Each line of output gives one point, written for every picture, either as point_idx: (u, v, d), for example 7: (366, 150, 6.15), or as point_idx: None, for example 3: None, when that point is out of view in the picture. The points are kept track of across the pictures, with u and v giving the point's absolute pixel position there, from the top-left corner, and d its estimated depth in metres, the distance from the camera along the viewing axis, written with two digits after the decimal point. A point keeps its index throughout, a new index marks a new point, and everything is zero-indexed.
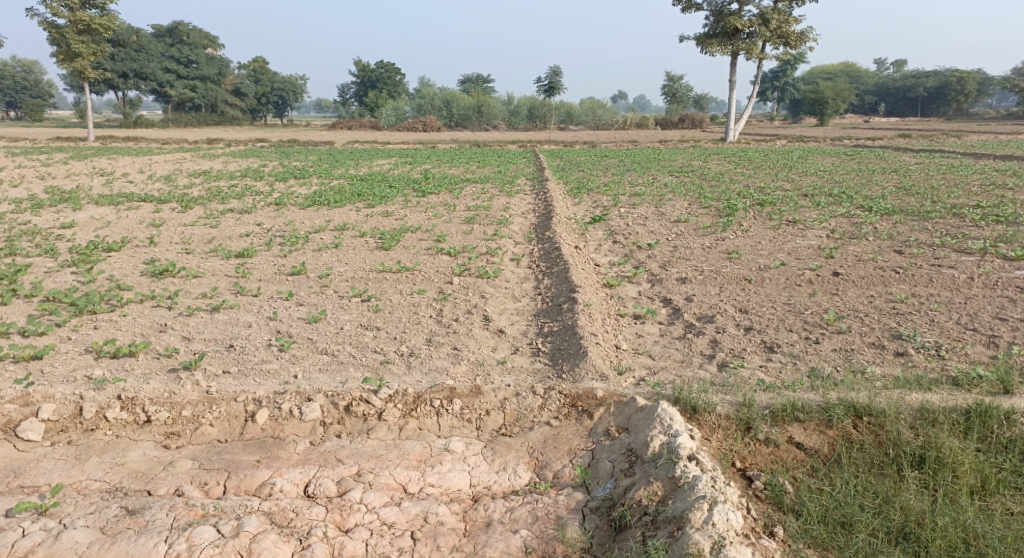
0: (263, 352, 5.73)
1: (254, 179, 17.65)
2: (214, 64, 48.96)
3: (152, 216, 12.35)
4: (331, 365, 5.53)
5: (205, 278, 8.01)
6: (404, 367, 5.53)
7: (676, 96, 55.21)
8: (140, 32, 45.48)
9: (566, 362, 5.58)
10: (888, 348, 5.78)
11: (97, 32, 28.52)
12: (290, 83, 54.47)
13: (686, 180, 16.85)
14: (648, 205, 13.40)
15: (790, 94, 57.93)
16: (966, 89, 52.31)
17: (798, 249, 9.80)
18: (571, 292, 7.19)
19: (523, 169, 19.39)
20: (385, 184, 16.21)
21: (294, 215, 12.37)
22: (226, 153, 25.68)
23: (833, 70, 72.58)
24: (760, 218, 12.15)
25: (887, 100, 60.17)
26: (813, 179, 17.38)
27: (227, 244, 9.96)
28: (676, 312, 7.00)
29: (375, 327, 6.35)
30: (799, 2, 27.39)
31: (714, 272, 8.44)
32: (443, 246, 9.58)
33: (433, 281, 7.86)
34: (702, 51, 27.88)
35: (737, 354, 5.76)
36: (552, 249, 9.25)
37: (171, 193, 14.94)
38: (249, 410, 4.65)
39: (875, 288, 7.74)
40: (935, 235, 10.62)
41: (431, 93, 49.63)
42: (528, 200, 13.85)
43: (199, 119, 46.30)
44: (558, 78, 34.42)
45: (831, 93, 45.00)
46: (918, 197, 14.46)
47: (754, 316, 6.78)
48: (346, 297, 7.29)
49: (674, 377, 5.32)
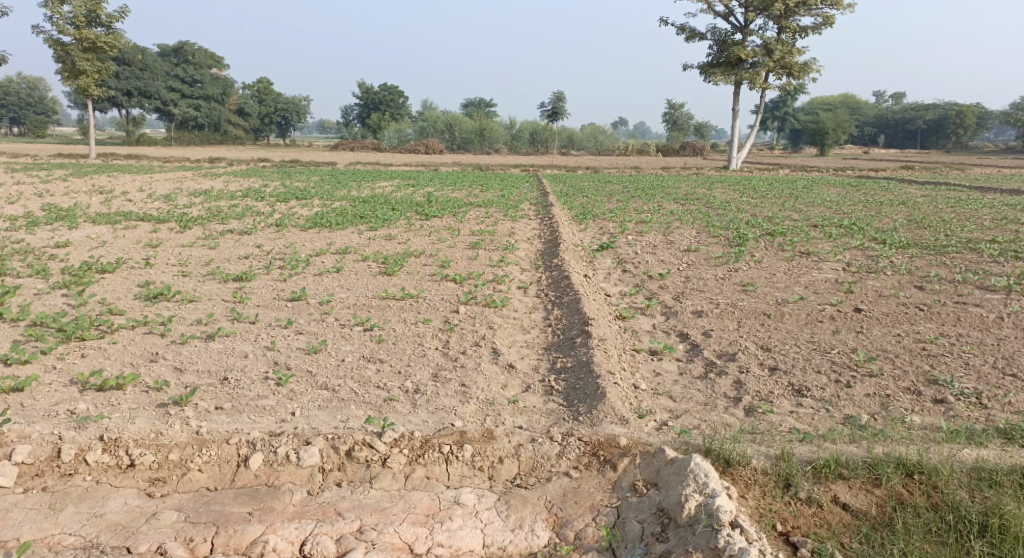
0: (258, 387, 5.37)
1: (255, 200, 17.37)
2: (218, 84, 48.98)
3: (148, 236, 12.04)
4: (331, 402, 5.16)
5: (200, 303, 7.68)
6: (409, 405, 5.16)
7: (677, 123, 55.29)
8: (146, 51, 45.59)
9: (582, 403, 5.22)
10: (926, 395, 5.43)
11: (102, 50, 28.42)
12: (293, 103, 54.59)
13: (693, 208, 16.59)
14: (655, 233, 13.11)
15: (791, 124, 58.06)
16: (966, 122, 52.49)
17: (815, 283, 9.48)
18: (584, 325, 6.85)
19: (526, 194, 19.13)
20: (387, 206, 15.92)
21: (295, 237, 12.08)
22: (227, 172, 25.45)
23: (833, 101, 72.80)
24: (772, 249, 11.84)
25: (887, 131, 60.28)
26: (821, 210, 17.12)
27: (225, 266, 9.63)
28: (695, 348, 6.65)
29: (378, 360, 6.00)
30: (803, 33, 27.37)
31: (731, 305, 8.11)
32: (449, 273, 9.26)
33: (439, 310, 7.53)
34: (706, 79, 27.78)
35: (764, 398, 5.41)
36: (562, 277, 8.93)
37: (169, 213, 14.63)
38: (242, 455, 4.30)
39: (900, 326, 7.40)
40: (953, 270, 10.32)
41: (434, 116, 49.63)
42: (534, 226, 13.57)
43: (202, 139, 46.24)
44: (562, 103, 34.35)
45: (833, 123, 45.01)
46: (930, 230, 14.18)
47: (778, 354, 6.44)
48: (347, 325, 6.94)
49: (699, 423, 4.97)
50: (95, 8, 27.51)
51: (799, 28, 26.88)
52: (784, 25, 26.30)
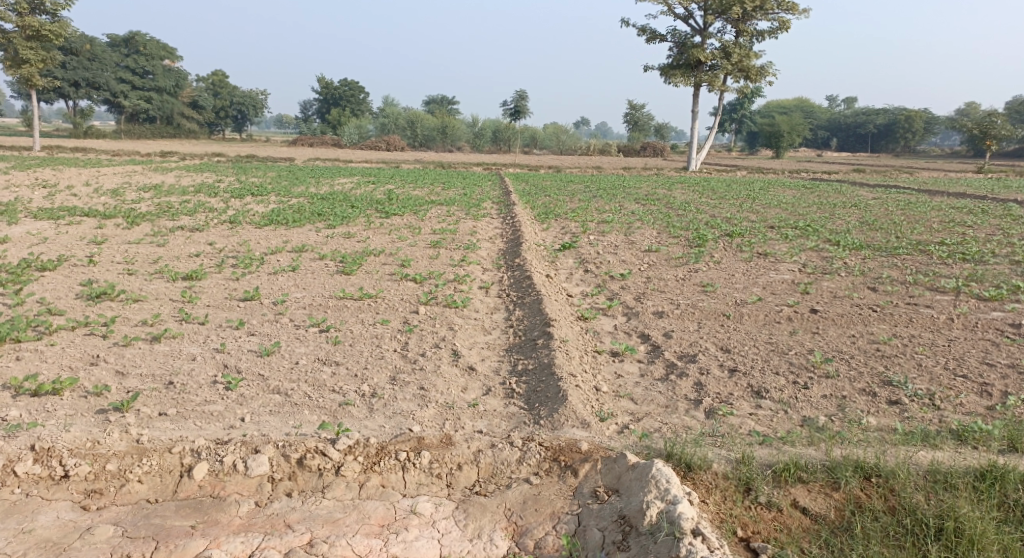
0: (206, 391, 5.16)
1: (208, 195, 16.94)
2: (171, 76, 47.83)
3: (94, 232, 11.61)
4: (283, 407, 4.98)
5: (146, 303, 7.40)
6: (366, 410, 5.01)
7: (637, 124, 55.67)
8: (95, 40, 44.27)
9: (543, 406, 5.12)
10: (880, 396, 5.45)
11: (47, 39, 27.47)
12: (250, 97, 53.64)
13: (653, 208, 16.65)
14: (616, 233, 13.10)
15: (747, 126, 58.92)
16: (914, 126, 53.89)
17: (772, 284, 9.53)
18: (546, 327, 6.75)
19: (488, 192, 19.01)
20: (346, 204, 15.64)
21: (249, 235, 11.77)
22: (180, 166, 24.82)
23: (787, 105, 74.12)
24: (730, 250, 11.91)
25: (839, 135, 61.58)
26: (778, 211, 17.33)
27: (175, 265, 9.32)
28: (656, 350, 6.61)
29: (334, 363, 5.82)
30: (760, 37, 27.74)
31: (691, 306, 8.10)
32: (408, 272, 9.09)
33: (397, 310, 7.36)
34: (666, 81, 27.96)
35: (724, 400, 5.37)
36: (523, 277, 8.83)
37: (118, 208, 14.16)
38: (186, 464, 4.10)
39: (855, 328, 7.46)
40: (906, 272, 10.48)
41: (394, 113, 49.17)
42: (495, 225, 13.45)
43: (154, 132, 45.09)
44: (524, 102, 34.26)
45: (788, 126, 45.75)
46: (883, 232, 14.43)
47: (737, 356, 6.42)
48: (302, 326, 6.74)
49: (660, 426, 4.91)
50: None
51: (757, 31, 27.22)
52: (742, 29, 26.62)
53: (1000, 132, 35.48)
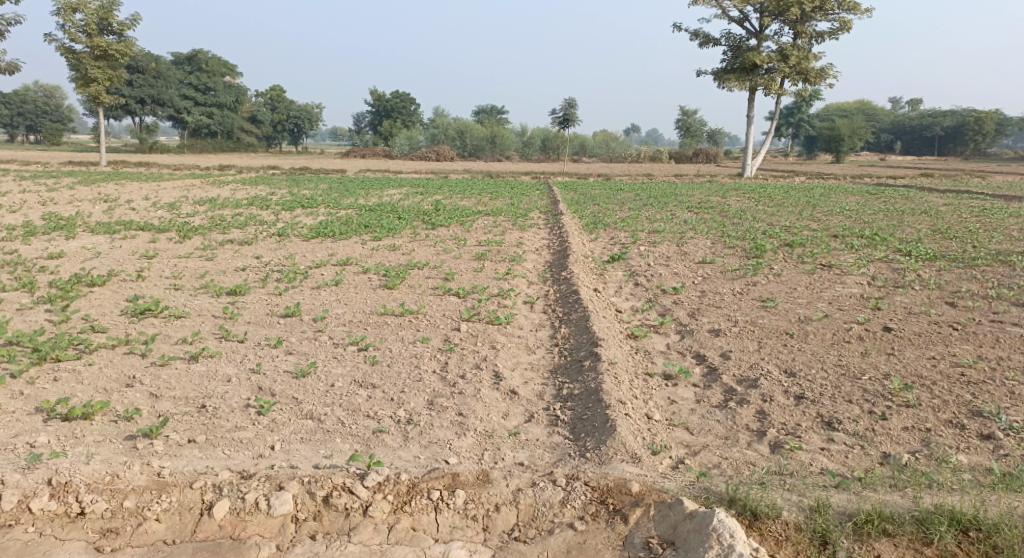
0: (237, 417, 4.93)
1: (260, 208, 17.04)
2: (231, 92, 49.00)
3: (146, 246, 11.66)
4: (315, 434, 4.72)
5: (188, 319, 7.28)
6: (401, 438, 4.72)
7: (690, 130, 54.72)
8: (159, 59, 45.52)
9: (590, 436, 4.75)
10: (969, 429, 5.02)
11: (113, 58, 28.24)
12: (305, 110, 54.41)
13: (707, 217, 16.11)
14: (669, 243, 12.63)
15: (805, 130, 57.39)
16: (983, 129, 51.72)
17: (839, 298, 8.95)
18: (594, 346, 6.36)
19: (537, 201, 18.72)
20: (393, 215, 15.50)
21: (296, 248, 11.69)
22: (236, 180, 25.19)
23: (848, 108, 71.97)
24: (791, 261, 11.33)
25: (903, 138, 59.50)
26: (840, 219, 16.57)
27: (220, 279, 9.22)
28: (713, 373, 6.17)
29: (370, 385, 5.54)
30: (818, 39, 26.87)
31: (751, 323, 7.63)
32: (452, 286, 8.81)
33: (439, 328, 7.07)
34: (720, 86, 27.26)
35: (791, 432, 4.96)
36: (571, 291, 8.47)
37: (171, 221, 14.30)
38: (207, 501, 3.92)
39: (934, 348, 6.93)
40: (986, 285, 9.79)
41: (446, 124, 49.48)
42: (543, 236, 13.13)
43: (215, 145, 46.10)
44: (574, 110, 33.84)
45: (848, 130, 44.23)
46: (956, 241, 13.64)
47: (804, 379, 5.97)
48: (341, 345, 6.50)
49: (720, 462, 4.50)
50: (107, 16, 27.38)
51: (815, 33, 26.36)
52: (800, 30, 25.78)
53: None
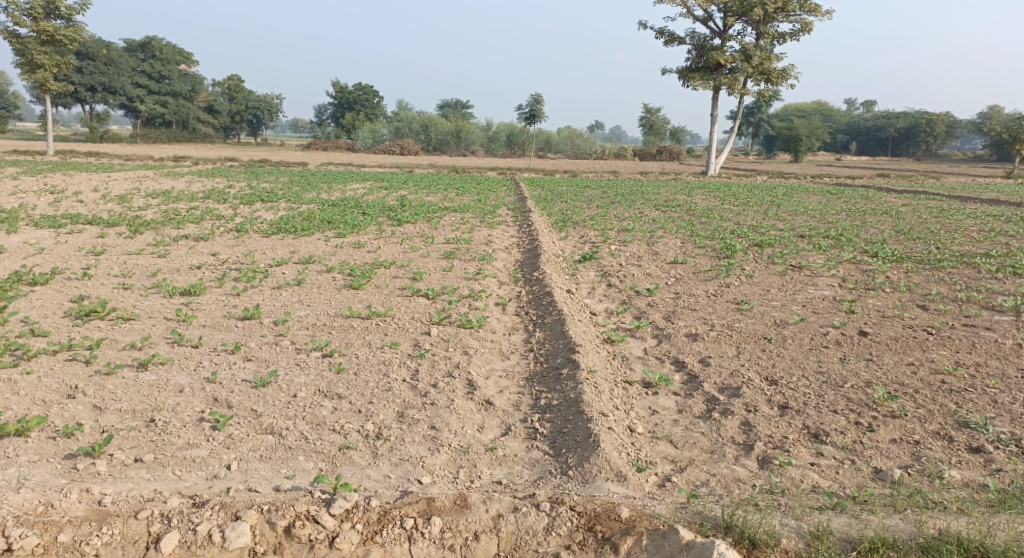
0: (190, 432, 4.54)
1: (217, 202, 16.45)
2: (187, 81, 47.72)
3: (94, 242, 11.09)
4: (276, 452, 4.37)
5: (138, 322, 6.82)
6: (369, 455, 4.39)
7: (652, 128, 54.86)
8: (111, 45, 44.13)
9: (571, 452, 4.49)
10: (958, 441, 4.87)
11: (61, 43, 27.16)
12: (264, 101, 53.27)
13: (675, 215, 15.99)
14: (639, 242, 12.45)
15: (764, 130, 58.02)
16: (935, 130, 52.81)
17: (812, 301, 8.82)
18: (571, 352, 6.07)
19: (504, 198, 18.42)
20: (357, 210, 15.07)
21: (255, 245, 11.22)
22: (191, 171, 24.41)
23: (806, 109, 72.93)
24: (761, 262, 11.21)
25: (859, 139, 60.49)
26: (805, 219, 16.58)
27: (173, 278, 8.74)
28: (693, 380, 5.94)
29: (335, 396, 5.19)
30: (781, 39, 27.01)
31: (727, 327, 7.43)
32: (420, 287, 8.46)
33: (407, 332, 6.73)
34: (684, 84, 27.22)
35: (778, 446, 4.76)
36: (543, 293, 8.20)
37: (122, 215, 13.68)
38: (154, 533, 3.58)
39: (912, 354, 6.82)
40: (955, 288, 9.77)
41: (408, 117, 48.86)
42: (511, 233, 12.84)
43: (170, 136, 44.84)
44: (539, 106, 33.57)
45: (806, 130, 44.66)
46: (920, 242, 13.68)
47: (785, 387, 5.78)
48: (303, 350, 6.13)
49: (708, 480, 4.29)
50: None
51: (778, 33, 26.48)
52: (763, 31, 25.86)
53: None
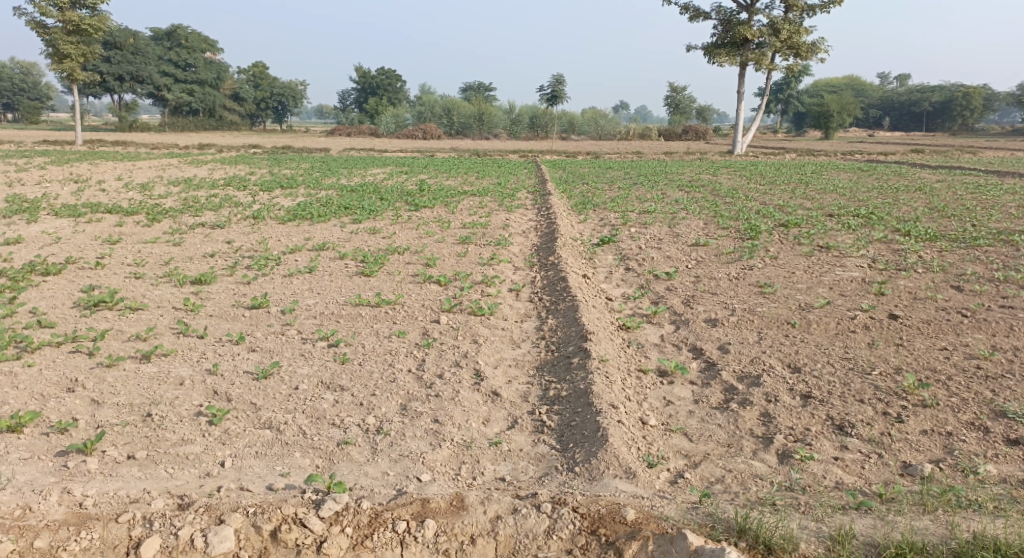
0: (185, 428, 4.39)
1: (237, 188, 16.41)
2: (212, 68, 47.87)
3: (111, 231, 11.06)
4: (272, 447, 4.22)
5: (145, 312, 6.71)
6: (368, 451, 4.23)
7: (679, 107, 54.04)
8: (138, 34, 44.41)
9: (579, 447, 4.28)
10: (994, 432, 4.59)
11: (86, 33, 27.26)
12: (289, 87, 53.34)
13: (698, 196, 15.64)
14: (660, 224, 12.14)
15: (794, 107, 56.90)
16: (971, 104, 51.34)
17: (840, 283, 8.50)
18: (584, 341, 5.84)
19: (524, 180, 18.18)
20: (376, 196, 14.93)
21: (271, 232, 11.10)
22: (215, 159, 24.45)
23: (837, 84, 71.34)
24: (787, 243, 10.86)
25: (891, 114, 59.06)
26: (834, 197, 16.10)
27: (185, 267, 8.62)
28: (711, 368, 5.69)
29: (338, 388, 5.01)
30: (810, 12, 26.28)
31: (749, 311, 7.15)
32: (433, 273, 8.26)
33: (417, 320, 6.54)
34: (710, 61, 26.65)
35: (800, 439, 4.50)
36: (559, 278, 7.97)
37: (142, 204, 13.64)
38: (135, 536, 3.53)
39: (945, 338, 6.49)
40: (991, 267, 9.35)
41: (432, 101, 48.64)
42: (530, 217, 12.61)
43: (197, 124, 45.12)
44: (562, 87, 33.13)
45: (837, 106, 43.57)
46: (954, 220, 13.18)
47: (809, 375, 5.50)
48: (309, 340, 5.97)
49: (723, 475, 4.07)
50: None
51: (807, 6, 25.75)
52: (791, 4, 25.14)
53: None
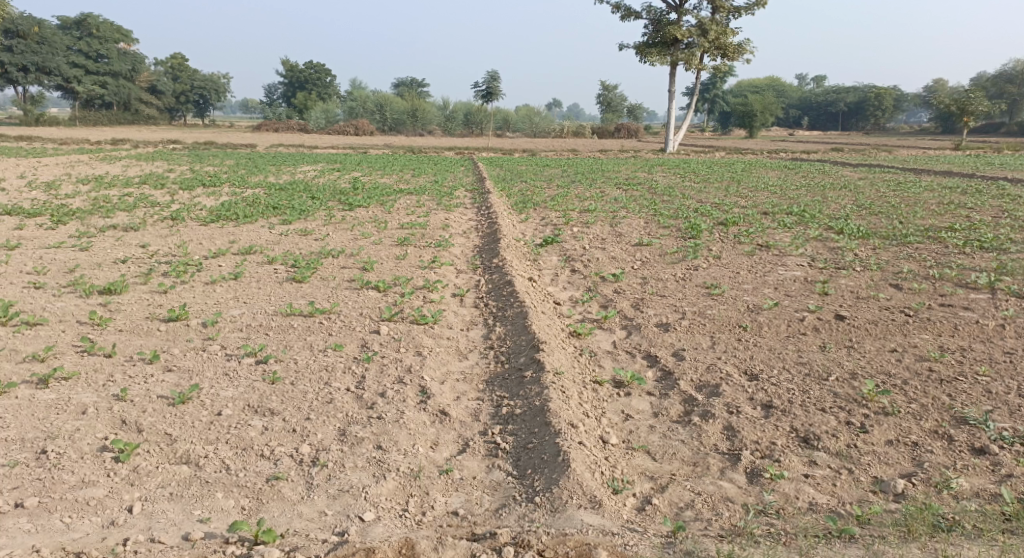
0: (88, 466, 3.88)
1: (155, 187, 15.45)
2: (127, 60, 45.62)
3: (11, 235, 10.14)
4: (189, 487, 3.76)
5: (46, 328, 6.04)
6: (303, 487, 3.79)
7: (609, 104, 54.42)
8: (43, 22, 41.89)
9: (537, 473, 3.93)
10: (959, 441, 4.43)
11: None
12: (210, 81, 51.39)
13: (636, 194, 15.52)
14: (601, 223, 11.92)
15: (719, 106, 58.06)
16: (884, 104, 53.31)
17: (784, 282, 8.38)
18: (535, 352, 5.48)
19: (461, 178, 17.75)
20: (306, 194, 14.27)
21: (192, 234, 10.39)
22: (131, 155, 23.13)
23: (760, 84, 73.18)
24: (728, 242, 10.76)
25: (811, 113, 60.84)
26: (767, 195, 16.21)
27: (94, 275, 7.89)
28: (668, 378, 5.40)
29: (268, 412, 4.52)
30: (737, 13, 26.63)
31: (699, 314, 6.92)
32: (370, 278, 7.77)
33: (353, 332, 6.06)
34: (641, 59, 26.69)
35: (768, 455, 4.25)
36: (503, 282, 7.59)
37: (47, 204, 12.64)
38: None
39: (894, 340, 6.39)
40: (926, 265, 9.41)
41: (361, 96, 47.64)
42: (468, 216, 12.22)
43: (111, 118, 42.90)
44: (495, 83, 32.73)
45: (761, 105, 44.48)
46: (883, 217, 13.40)
47: (767, 382, 5.27)
48: (234, 357, 5.43)
49: (694, 500, 3.80)
50: None
51: (734, 8, 26.07)
52: (719, 5, 25.39)
53: (977, 109, 33.80)
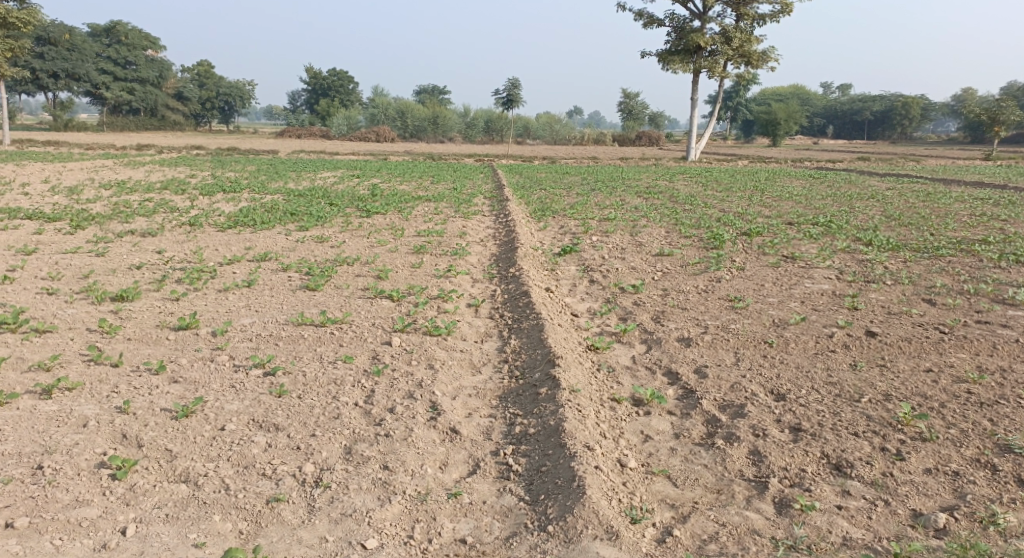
0: (83, 483, 3.73)
1: (175, 193, 15.44)
2: (154, 67, 46.10)
3: (29, 239, 10.10)
4: (186, 509, 3.60)
5: (53, 336, 5.92)
6: (305, 510, 3.62)
7: (631, 112, 54.14)
8: (73, 29, 42.44)
9: (551, 499, 3.72)
10: (1003, 471, 4.15)
11: (14, 27, 25.69)
12: (235, 87, 51.80)
13: (657, 203, 15.28)
14: (622, 232, 11.70)
15: (743, 114, 57.55)
16: (912, 113, 52.51)
17: (811, 296, 8.10)
18: (551, 367, 5.27)
19: (481, 185, 17.60)
20: (324, 201, 14.18)
21: (208, 240, 10.29)
22: (154, 161, 23.24)
23: (784, 92, 72.49)
24: (752, 253, 10.49)
25: (835, 122, 60.13)
26: (791, 205, 15.89)
27: (106, 281, 7.80)
28: (689, 396, 5.17)
29: (272, 427, 4.35)
30: (761, 20, 26.32)
31: (722, 328, 6.67)
32: (384, 287, 7.61)
33: (365, 343, 5.88)
34: (664, 67, 26.43)
35: (797, 484, 4.01)
36: (520, 292, 7.39)
37: (67, 209, 12.65)
38: None
39: (929, 359, 6.09)
40: (959, 279, 9.08)
41: (383, 103, 47.75)
42: (486, 224, 12.05)
43: (137, 123, 43.31)
44: (517, 91, 32.61)
45: (785, 114, 44.01)
46: (912, 228, 13.04)
47: (795, 403, 5.01)
48: (241, 368, 5.28)
49: (717, 532, 3.58)
50: None
51: (758, 15, 25.76)
52: (743, 12, 25.09)
53: (1008, 118, 33.07)
